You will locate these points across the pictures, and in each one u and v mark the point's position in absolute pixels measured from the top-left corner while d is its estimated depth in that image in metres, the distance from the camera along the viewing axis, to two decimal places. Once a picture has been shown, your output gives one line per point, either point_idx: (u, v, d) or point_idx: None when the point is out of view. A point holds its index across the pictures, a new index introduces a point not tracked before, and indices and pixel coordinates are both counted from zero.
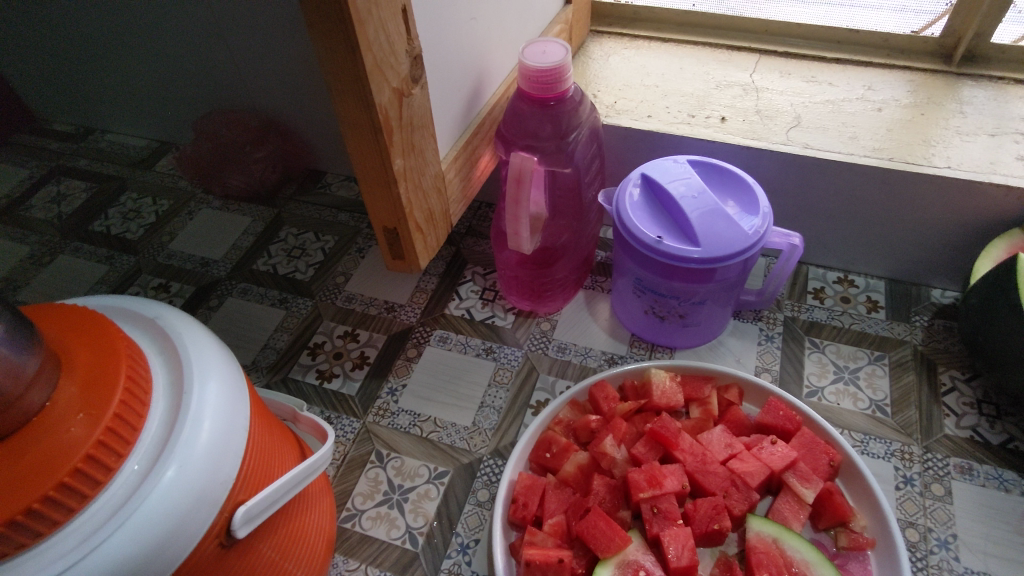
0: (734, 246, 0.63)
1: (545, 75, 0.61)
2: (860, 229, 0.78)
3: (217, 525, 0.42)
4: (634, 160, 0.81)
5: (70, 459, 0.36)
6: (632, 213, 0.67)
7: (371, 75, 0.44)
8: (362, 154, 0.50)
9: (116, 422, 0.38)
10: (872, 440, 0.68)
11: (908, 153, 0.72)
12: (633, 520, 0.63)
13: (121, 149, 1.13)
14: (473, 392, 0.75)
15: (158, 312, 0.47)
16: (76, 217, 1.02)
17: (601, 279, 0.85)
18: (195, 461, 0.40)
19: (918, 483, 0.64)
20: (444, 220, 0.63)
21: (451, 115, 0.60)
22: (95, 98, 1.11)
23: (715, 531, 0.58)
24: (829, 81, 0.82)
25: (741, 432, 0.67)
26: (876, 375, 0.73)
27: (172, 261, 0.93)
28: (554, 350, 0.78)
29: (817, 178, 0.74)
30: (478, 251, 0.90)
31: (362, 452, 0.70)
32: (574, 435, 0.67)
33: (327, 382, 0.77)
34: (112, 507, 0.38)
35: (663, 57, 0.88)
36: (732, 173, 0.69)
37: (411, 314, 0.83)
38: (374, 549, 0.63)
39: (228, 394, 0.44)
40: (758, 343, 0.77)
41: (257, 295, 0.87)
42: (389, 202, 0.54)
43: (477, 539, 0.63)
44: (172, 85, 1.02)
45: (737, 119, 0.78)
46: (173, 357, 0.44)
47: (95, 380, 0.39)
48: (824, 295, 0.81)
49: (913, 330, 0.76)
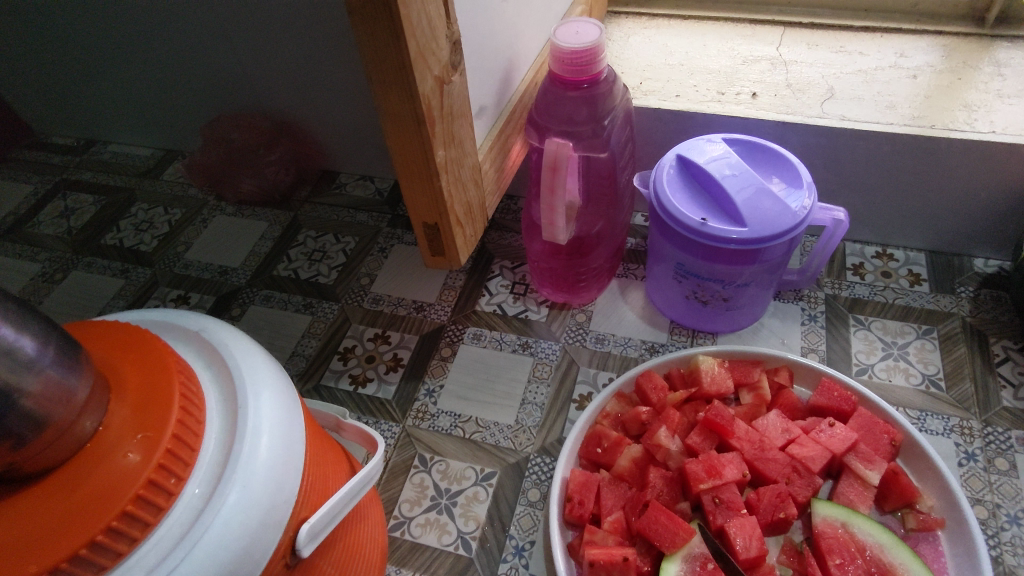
0: (782, 224, 0.61)
1: (579, 56, 0.59)
2: (900, 201, 0.76)
3: (282, 546, 0.40)
4: (663, 142, 0.79)
5: (131, 486, 0.34)
6: (671, 196, 0.65)
7: (415, 63, 0.42)
8: (403, 147, 0.48)
9: (174, 444, 0.36)
10: (928, 416, 0.66)
11: (949, 119, 0.70)
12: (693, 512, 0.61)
13: (126, 160, 1.10)
14: (513, 389, 0.73)
15: (202, 325, 0.44)
16: (85, 232, 0.99)
17: (633, 266, 0.83)
18: (257, 481, 0.38)
19: (980, 459, 0.62)
20: (480, 213, 0.61)
21: (485, 103, 0.57)
22: (97, 108, 1.08)
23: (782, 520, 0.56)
24: (859, 51, 0.79)
25: (795, 416, 0.65)
26: (926, 349, 0.71)
27: (190, 271, 0.91)
28: (592, 342, 0.76)
29: (855, 151, 0.72)
30: (504, 244, 0.88)
31: (405, 457, 0.68)
32: (624, 428, 0.65)
33: (362, 387, 0.74)
34: (177, 534, 0.35)
35: (684, 35, 0.85)
36: (772, 149, 0.67)
37: (441, 312, 0.81)
38: (426, 557, 0.61)
39: (283, 407, 0.42)
40: (801, 323, 0.75)
41: (281, 301, 0.85)
42: (430, 196, 0.51)
43: (532, 540, 0.61)
44: (177, 90, 0.99)
45: (768, 94, 0.76)
46: (223, 372, 0.42)
47: (148, 399, 0.37)
48: (864, 270, 0.79)
49: (959, 301, 0.75)
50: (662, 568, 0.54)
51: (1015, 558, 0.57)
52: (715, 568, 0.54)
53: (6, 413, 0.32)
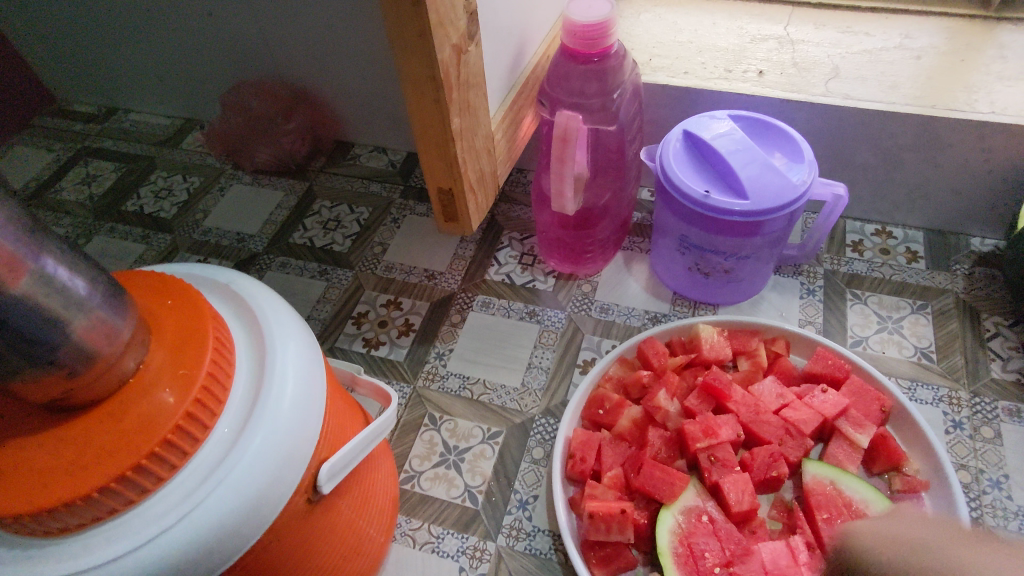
0: (784, 198, 0.63)
1: (591, 31, 0.61)
2: (900, 179, 0.78)
3: (305, 481, 0.43)
4: (670, 118, 0.81)
5: (171, 418, 0.37)
6: (677, 169, 0.67)
7: (435, 31, 0.44)
8: (421, 114, 0.50)
9: (209, 381, 0.39)
10: (919, 387, 0.68)
11: (952, 99, 0.71)
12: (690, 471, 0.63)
13: (145, 129, 1.13)
14: (520, 354, 0.76)
15: (231, 278, 0.47)
16: (107, 198, 1.02)
17: (637, 240, 0.86)
18: (283, 420, 0.41)
19: (967, 427, 0.65)
20: (492, 181, 0.63)
21: (499, 74, 0.60)
22: (116, 78, 1.11)
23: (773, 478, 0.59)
24: (866, 31, 0.81)
25: (790, 382, 0.67)
26: (919, 324, 0.73)
27: (208, 237, 0.94)
28: (597, 311, 0.79)
29: (858, 129, 0.74)
30: (513, 217, 0.90)
31: (416, 415, 0.71)
32: (625, 392, 0.68)
33: (374, 350, 0.78)
34: (211, 463, 0.39)
35: (694, 13, 0.87)
36: (775, 125, 0.69)
37: (451, 280, 0.84)
38: (435, 508, 0.65)
39: (307, 355, 0.45)
40: (800, 297, 0.77)
41: (297, 268, 0.87)
42: (446, 162, 0.54)
43: (535, 495, 0.64)
44: (196, 61, 1.01)
45: (774, 72, 0.78)
46: (251, 320, 0.45)
47: (184, 341, 0.40)
48: (863, 247, 0.81)
49: (954, 279, 0.77)
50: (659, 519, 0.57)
51: (995, 519, 0.60)
52: (709, 522, 0.58)
53: (60, 346, 0.35)
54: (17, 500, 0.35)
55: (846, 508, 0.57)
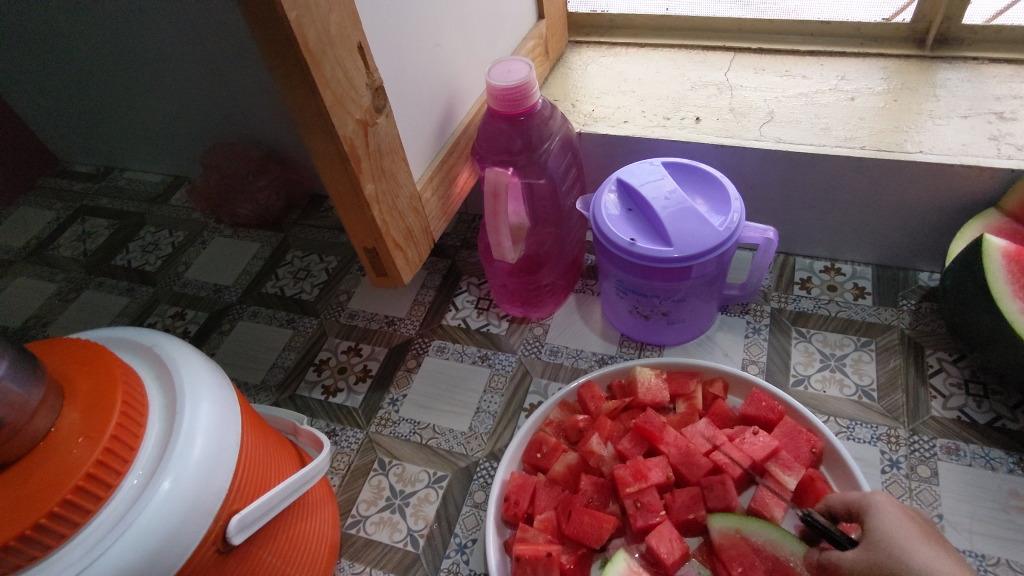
0: (706, 244, 0.65)
1: (511, 93, 0.65)
2: (840, 217, 0.79)
3: (212, 534, 0.46)
4: (614, 165, 0.84)
5: (72, 478, 0.40)
6: (607, 218, 0.70)
7: (333, 110, 0.49)
8: (335, 182, 0.55)
9: (114, 442, 0.42)
10: (858, 425, 0.69)
11: (880, 140, 0.73)
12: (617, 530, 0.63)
13: (138, 186, 1.20)
14: (469, 398, 0.78)
15: (155, 340, 0.51)
16: (99, 254, 1.08)
17: (591, 282, 0.88)
18: (188, 475, 0.44)
19: (904, 466, 0.65)
20: (424, 236, 0.67)
21: (423, 138, 0.64)
22: (112, 140, 1.18)
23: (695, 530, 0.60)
24: (803, 74, 0.83)
25: (726, 424, 0.69)
26: (863, 361, 0.74)
27: (188, 288, 0.99)
28: (546, 354, 0.81)
29: (792, 170, 0.76)
30: (473, 262, 0.93)
31: (366, 460, 0.74)
32: (564, 435, 0.70)
33: (332, 396, 0.81)
34: (114, 518, 0.42)
35: (640, 62, 0.90)
36: (703, 172, 0.71)
37: (410, 326, 0.87)
38: (377, 553, 0.67)
39: (219, 412, 0.48)
40: (745, 336, 0.78)
41: (266, 316, 0.92)
42: (366, 224, 0.58)
43: (473, 539, 0.66)
44: (180, 124, 1.08)
45: (711, 118, 0.80)
46: (167, 380, 0.48)
47: (94, 405, 0.43)
48: (811, 284, 0.82)
49: (899, 314, 0.77)
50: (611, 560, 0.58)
51: None
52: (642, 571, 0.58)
53: None
54: None
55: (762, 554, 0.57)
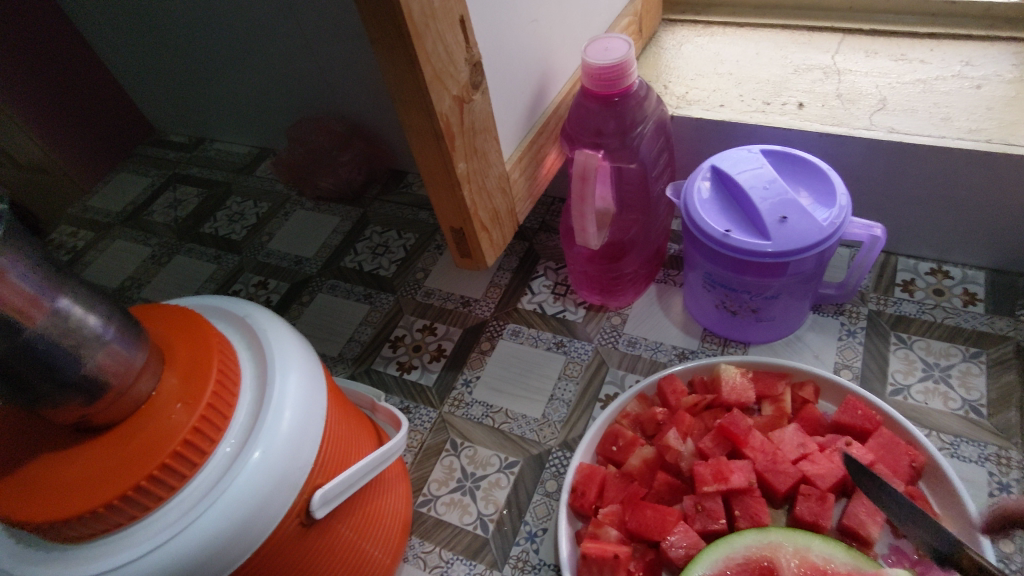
0: (807, 239, 0.62)
1: (607, 72, 0.62)
2: (955, 217, 0.73)
3: (297, 506, 0.47)
4: (706, 151, 0.80)
5: (171, 443, 0.42)
6: (700, 208, 0.67)
7: (431, 86, 0.48)
8: (427, 160, 0.54)
9: (209, 411, 0.44)
10: (963, 443, 0.64)
11: (1010, 133, 0.66)
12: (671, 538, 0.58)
13: (226, 157, 1.24)
14: (543, 385, 0.77)
15: (247, 311, 0.52)
16: (189, 221, 1.13)
17: (673, 273, 0.85)
18: (277, 446, 0.45)
19: (1015, 491, 0.60)
20: (509, 218, 0.66)
21: (514, 117, 0.63)
22: (203, 111, 1.23)
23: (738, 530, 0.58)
24: (921, 59, 0.76)
25: (816, 431, 0.65)
26: (971, 373, 0.68)
27: (270, 259, 1.02)
28: (624, 344, 0.79)
29: (904, 163, 0.70)
30: (550, 246, 0.92)
31: (438, 440, 0.74)
32: (641, 429, 0.68)
33: (407, 373, 0.81)
34: (208, 484, 0.43)
35: (738, 42, 0.85)
36: (806, 162, 0.67)
37: (485, 308, 0.86)
38: (448, 533, 0.67)
39: (307, 386, 0.49)
40: (838, 339, 0.74)
41: (344, 290, 0.93)
42: (455, 204, 0.57)
43: (544, 528, 0.66)
44: (268, 96, 1.10)
45: (815, 105, 0.75)
46: (259, 352, 0.49)
47: (192, 373, 0.45)
48: (915, 287, 0.76)
49: (1017, 325, 0.71)
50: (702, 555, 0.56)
51: None
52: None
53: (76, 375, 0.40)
54: (38, 510, 0.40)
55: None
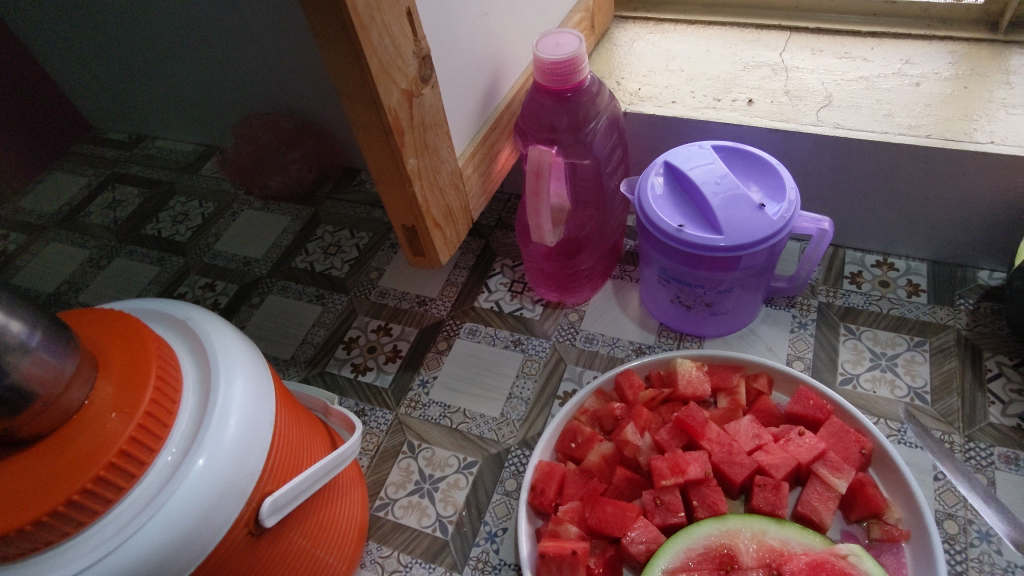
0: (758, 233, 0.62)
1: (559, 67, 0.62)
2: (898, 211, 0.75)
3: (246, 515, 0.45)
4: (659, 147, 0.81)
5: (106, 454, 0.39)
6: (653, 203, 0.67)
7: (378, 79, 0.46)
8: (377, 155, 0.52)
9: (148, 419, 0.41)
10: (909, 429, 0.66)
11: (947, 129, 0.68)
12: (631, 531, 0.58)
13: (169, 155, 1.19)
14: (501, 383, 0.76)
15: (188, 314, 0.50)
16: (129, 222, 1.08)
17: (629, 269, 0.85)
18: (222, 455, 0.43)
19: (958, 474, 0.62)
20: (463, 215, 0.65)
21: (466, 113, 0.62)
22: (144, 108, 1.17)
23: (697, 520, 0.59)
24: (864, 57, 0.78)
25: (770, 422, 0.66)
26: (916, 361, 0.70)
27: (217, 260, 0.98)
28: (581, 341, 0.79)
29: (850, 158, 0.72)
30: (507, 243, 0.91)
31: (395, 443, 0.73)
32: (599, 424, 0.68)
33: (361, 375, 0.79)
34: (147, 497, 0.40)
35: (689, 40, 0.86)
36: (757, 157, 0.68)
37: (441, 307, 0.85)
38: (406, 537, 0.66)
39: (253, 391, 0.46)
40: (790, 331, 0.75)
41: (296, 291, 0.90)
42: (407, 200, 0.56)
43: (504, 528, 0.65)
44: (212, 92, 1.06)
45: (764, 101, 0.76)
46: (202, 356, 0.47)
47: (128, 379, 0.42)
48: (862, 279, 0.78)
49: (957, 314, 0.73)
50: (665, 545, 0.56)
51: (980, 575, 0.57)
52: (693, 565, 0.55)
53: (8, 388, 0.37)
54: None
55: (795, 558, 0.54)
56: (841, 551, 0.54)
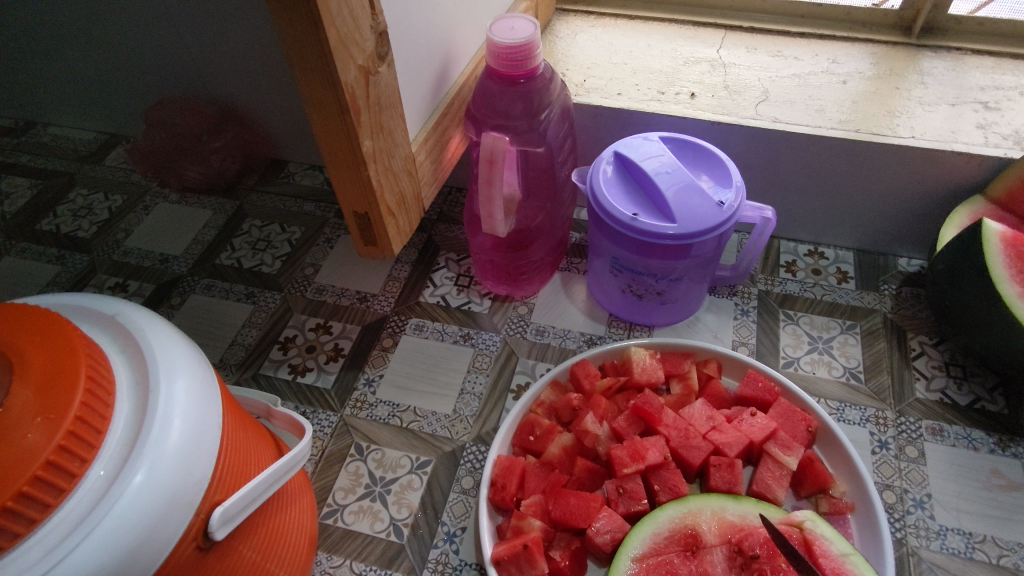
0: (709, 221, 0.63)
1: (514, 52, 0.61)
2: (828, 202, 0.79)
3: (194, 528, 0.40)
4: (605, 139, 0.81)
5: (29, 467, 0.34)
6: (607, 192, 0.67)
7: (336, 52, 0.43)
8: (330, 136, 0.49)
9: (78, 425, 0.36)
10: (847, 407, 0.69)
11: (874, 123, 0.73)
12: (596, 522, 0.57)
13: (67, 143, 1.07)
14: (452, 379, 0.73)
15: (118, 309, 0.44)
16: (20, 216, 0.96)
17: (575, 261, 0.85)
18: (165, 464, 0.38)
19: (892, 447, 0.66)
20: (415, 203, 0.62)
21: (419, 96, 0.59)
22: (36, 90, 1.05)
23: (661, 504, 0.59)
24: (795, 55, 0.82)
25: (721, 405, 0.67)
26: (849, 344, 0.74)
27: (129, 258, 0.89)
28: (532, 333, 0.77)
29: (786, 152, 0.75)
30: (450, 237, 0.88)
31: (341, 446, 0.68)
32: (556, 416, 0.67)
33: (301, 377, 0.74)
34: (77, 516, 0.35)
35: (630, 34, 0.87)
36: (704, 148, 0.69)
37: (384, 303, 0.81)
38: (358, 544, 0.62)
39: (199, 392, 0.42)
40: (734, 318, 0.77)
41: (222, 290, 0.84)
42: (360, 185, 0.52)
43: (463, 527, 0.62)
44: (119, 73, 0.97)
45: (706, 95, 0.78)
46: (137, 355, 0.42)
47: (51, 381, 0.36)
48: (796, 267, 0.82)
49: (882, 298, 0.78)
50: (630, 534, 0.55)
51: (918, 539, 0.60)
52: (657, 552, 0.54)
53: None
54: None
55: (753, 532, 0.54)
56: (796, 518, 0.55)
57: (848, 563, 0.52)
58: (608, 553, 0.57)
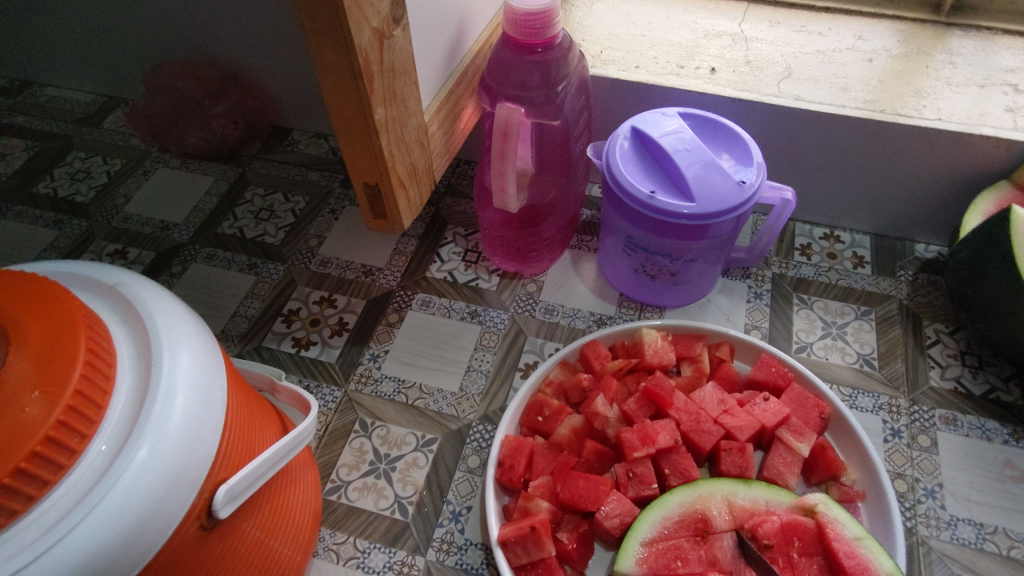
0: (729, 202, 0.61)
1: (533, 19, 0.58)
2: (848, 185, 0.77)
3: (197, 506, 0.39)
4: (621, 114, 0.78)
5: (27, 442, 0.32)
6: (624, 168, 0.64)
7: (350, 14, 0.41)
8: (340, 102, 0.47)
9: (78, 400, 0.34)
10: (860, 394, 0.68)
11: (899, 104, 0.70)
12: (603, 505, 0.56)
13: (64, 104, 1.04)
14: (458, 356, 0.72)
15: (119, 278, 0.42)
16: (16, 179, 0.94)
17: (586, 238, 0.83)
18: (169, 440, 0.37)
19: (905, 435, 0.65)
20: (426, 175, 0.60)
21: (433, 63, 0.56)
22: (32, 49, 1.02)
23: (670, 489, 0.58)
24: (819, 31, 0.79)
25: (732, 389, 0.66)
26: (863, 330, 0.73)
27: (129, 224, 0.87)
28: (541, 312, 0.76)
29: (808, 132, 0.72)
30: (458, 211, 0.86)
31: (346, 421, 0.67)
32: (565, 397, 0.66)
33: (304, 350, 0.73)
34: (78, 493, 0.34)
35: (648, 5, 0.84)
36: (725, 125, 0.67)
37: (390, 277, 0.79)
38: (362, 521, 0.61)
39: (203, 367, 0.40)
40: (747, 301, 0.76)
41: (224, 259, 0.82)
42: (371, 155, 0.50)
43: (468, 506, 0.61)
44: (118, 33, 0.94)
45: (726, 70, 0.75)
46: (138, 328, 0.40)
47: (50, 353, 0.35)
48: (811, 251, 0.80)
49: (898, 285, 0.77)
50: (639, 518, 0.54)
51: (928, 529, 0.60)
52: (668, 537, 0.54)
53: None
54: None
55: (767, 519, 0.53)
56: (808, 502, 0.54)
57: (861, 546, 0.52)
58: (616, 537, 0.56)
